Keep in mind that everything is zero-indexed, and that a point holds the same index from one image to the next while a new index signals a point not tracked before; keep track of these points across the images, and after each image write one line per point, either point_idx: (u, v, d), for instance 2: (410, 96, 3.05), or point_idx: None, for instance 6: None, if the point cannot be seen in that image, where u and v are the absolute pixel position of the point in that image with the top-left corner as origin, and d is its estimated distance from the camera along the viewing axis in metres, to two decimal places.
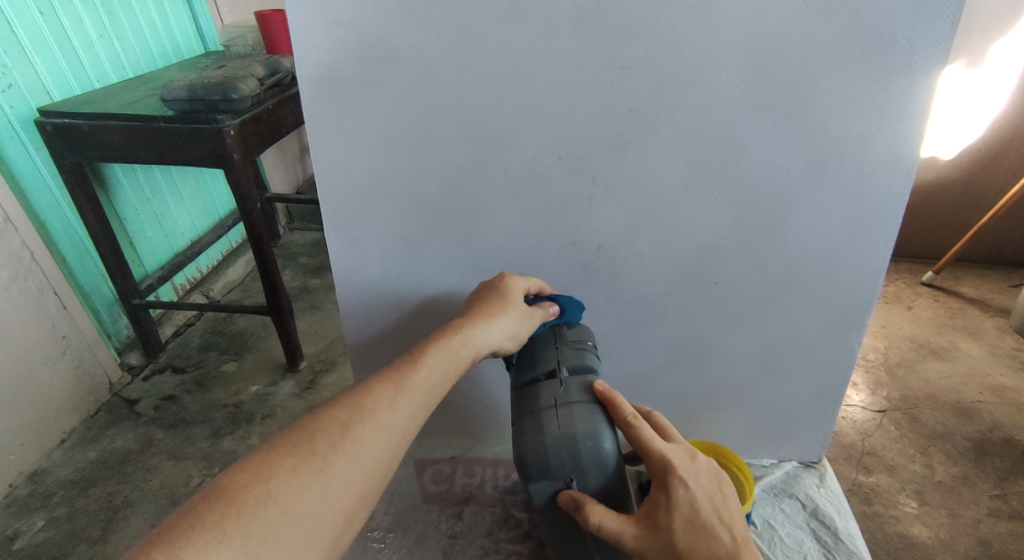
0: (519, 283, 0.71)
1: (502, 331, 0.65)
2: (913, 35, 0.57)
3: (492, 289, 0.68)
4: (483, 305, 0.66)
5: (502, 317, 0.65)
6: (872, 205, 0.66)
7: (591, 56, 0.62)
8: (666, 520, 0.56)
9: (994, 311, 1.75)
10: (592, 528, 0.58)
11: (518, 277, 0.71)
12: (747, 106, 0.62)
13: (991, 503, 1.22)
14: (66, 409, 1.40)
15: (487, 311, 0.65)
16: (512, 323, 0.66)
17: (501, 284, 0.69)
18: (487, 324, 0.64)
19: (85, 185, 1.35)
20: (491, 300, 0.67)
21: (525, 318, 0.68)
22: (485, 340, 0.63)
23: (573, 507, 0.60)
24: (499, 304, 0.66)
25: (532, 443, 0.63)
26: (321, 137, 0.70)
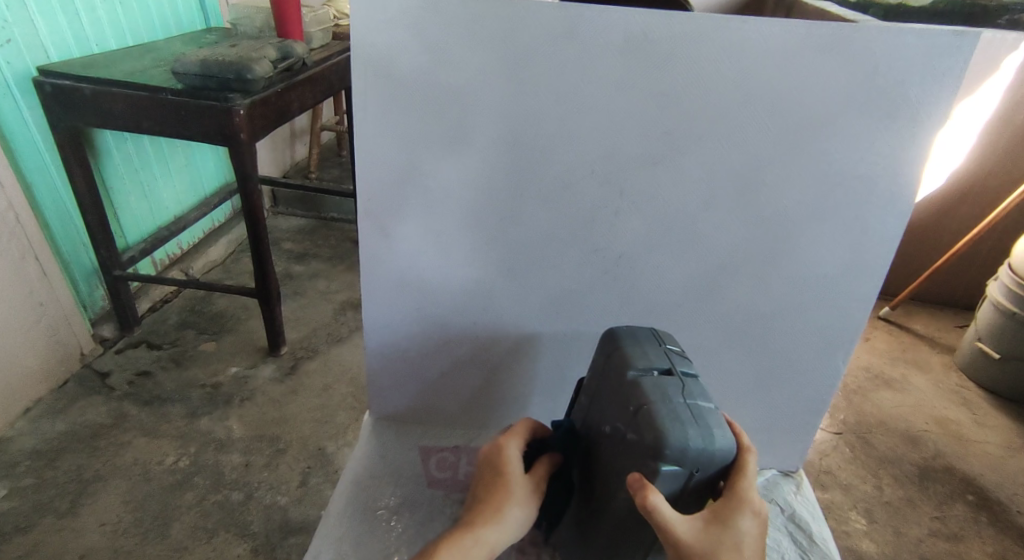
0: (517, 447, 0.69)
1: (516, 519, 0.65)
2: (920, 92, 0.64)
3: (493, 471, 0.67)
4: (488, 496, 0.65)
5: (513, 507, 0.65)
6: (870, 239, 0.72)
7: (633, 80, 0.66)
8: (717, 542, 0.57)
9: (941, 348, 1.92)
10: (648, 513, 0.55)
11: (512, 441, 0.69)
12: (771, 141, 0.68)
13: (932, 524, 1.36)
14: (34, 378, 1.37)
15: (491, 505, 0.64)
16: (520, 505, 0.65)
17: (501, 464, 0.67)
18: (499, 521, 0.63)
19: (79, 150, 1.32)
20: (492, 487, 0.66)
21: (533, 491, 0.67)
22: (498, 536, 0.63)
23: (637, 493, 0.56)
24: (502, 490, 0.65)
25: (659, 430, 0.56)
26: (365, 128, 0.72)
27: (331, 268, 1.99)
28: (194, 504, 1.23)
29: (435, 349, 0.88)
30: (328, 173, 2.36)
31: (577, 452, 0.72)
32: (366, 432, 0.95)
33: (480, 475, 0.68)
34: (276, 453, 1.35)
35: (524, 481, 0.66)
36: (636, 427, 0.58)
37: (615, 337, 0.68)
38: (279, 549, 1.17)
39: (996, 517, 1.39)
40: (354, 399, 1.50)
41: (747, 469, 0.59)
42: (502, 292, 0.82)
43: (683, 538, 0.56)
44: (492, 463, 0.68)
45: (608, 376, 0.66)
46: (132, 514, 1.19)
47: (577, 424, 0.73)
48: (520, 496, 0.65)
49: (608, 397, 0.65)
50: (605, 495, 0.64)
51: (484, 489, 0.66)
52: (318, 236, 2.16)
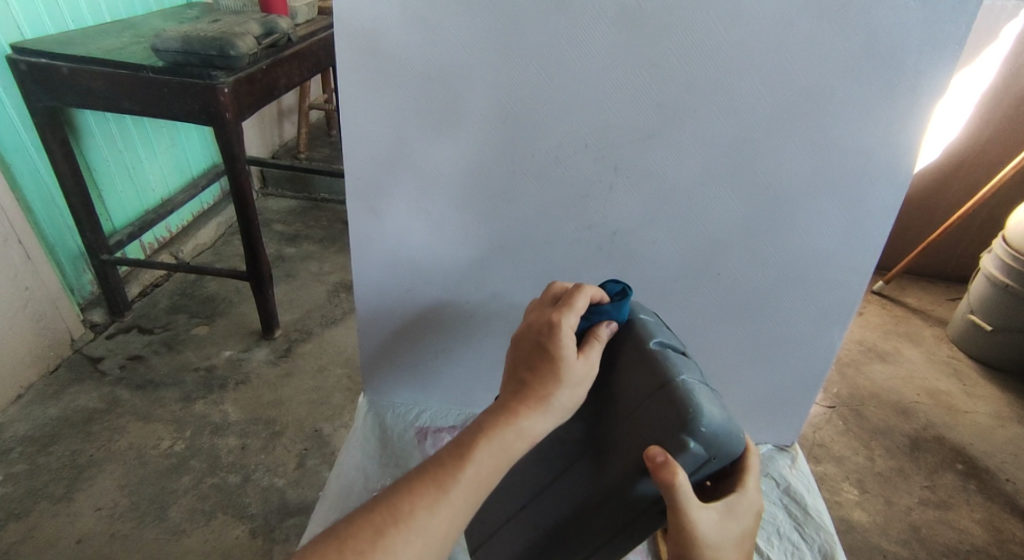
0: (572, 324, 0.60)
1: (563, 405, 0.59)
2: (921, 60, 0.61)
3: (543, 352, 0.59)
4: (536, 380, 0.58)
5: (560, 392, 0.58)
6: (868, 213, 0.70)
7: (625, 50, 0.64)
8: (726, 533, 0.56)
9: (933, 321, 1.93)
10: (674, 491, 0.52)
11: (569, 317, 0.60)
12: (767, 113, 0.65)
13: (922, 493, 1.38)
14: (23, 364, 1.36)
15: (540, 391, 0.58)
16: (569, 389, 0.59)
17: (550, 340, 0.59)
18: (543, 409, 0.57)
19: (58, 130, 1.29)
20: (542, 370, 0.58)
21: (586, 374, 0.60)
22: (541, 424, 0.57)
23: (656, 461, 0.54)
24: (552, 373, 0.58)
25: (693, 407, 0.56)
26: (352, 103, 0.70)
27: (323, 249, 1.97)
28: (191, 488, 1.23)
29: (429, 329, 0.88)
30: (318, 153, 2.32)
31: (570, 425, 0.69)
32: (363, 414, 0.95)
33: (529, 351, 0.60)
34: (273, 436, 1.34)
35: (579, 364, 0.59)
36: (665, 399, 0.58)
37: (629, 313, 0.68)
38: (277, 530, 1.17)
39: (985, 485, 1.41)
40: (349, 381, 1.50)
41: (747, 468, 0.59)
42: (496, 271, 0.81)
43: (692, 521, 0.54)
44: (544, 339, 0.59)
45: (621, 353, 0.66)
46: (128, 498, 1.19)
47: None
48: (570, 378, 0.58)
49: (623, 371, 0.65)
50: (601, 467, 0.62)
51: (530, 368, 0.59)
52: (310, 217, 2.14)
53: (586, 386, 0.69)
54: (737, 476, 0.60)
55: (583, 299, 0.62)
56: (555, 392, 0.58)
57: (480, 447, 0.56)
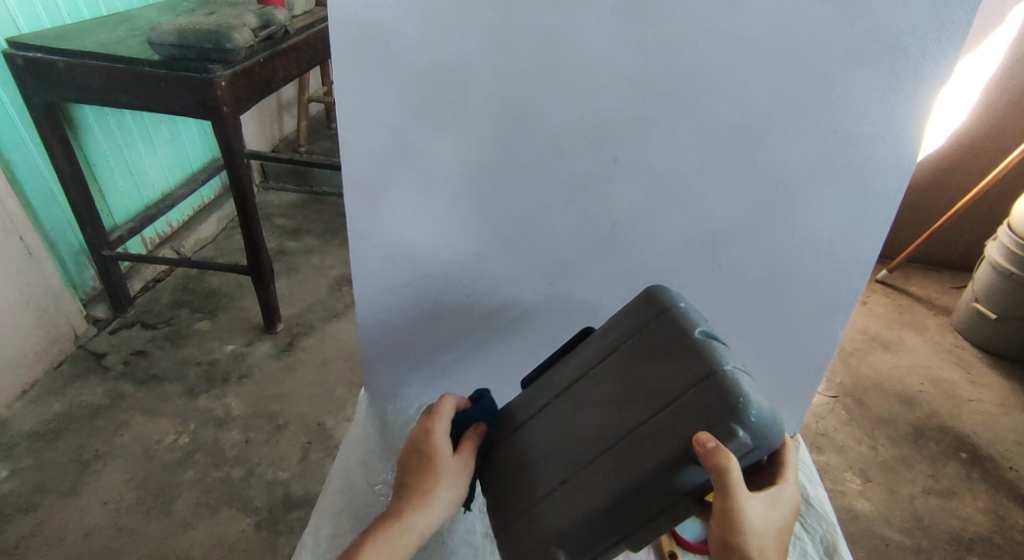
0: (442, 429, 0.71)
1: (443, 501, 0.68)
2: (926, 44, 0.60)
3: (419, 457, 0.69)
4: (416, 480, 0.68)
5: (439, 489, 0.68)
6: (870, 201, 0.70)
7: (623, 38, 0.63)
8: (761, 525, 0.57)
9: (938, 309, 1.92)
10: (727, 477, 0.52)
11: (439, 424, 0.71)
12: (768, 100, 0.65)
13: (925, 482, 1.38)
14: (27, 360, 1.37)
15: (420, 488, 0.68)
16: (446, 485, 0.69)
17: (425, 445, 0.70)
18: (423, 507, 0.67)
19: (56, 126, 1.28)
20: (420, 471, 0.69)
21: (459, 471, 0.70)
22: (423, 520, 0.67)
23: (708, 448, 0.53)
24: (429, 474, 0.68)
25: (742, 396, 0.56)
26: (349, 95, 0.69)
27: (325, 243, 1.97)
28: (196, 481, 1.23)
29: (429, 322, 0.88)
30: (318, 146, 2.32)
31: (591, 414, 0.66)
32: (365, 407, 0.95)
33: (408, 458, 0.71)
34: (276, 430, 1.35)
35: (454, 463, 0.70)
36: (712, 389, 0.57)
37: (662, 299, 0.66)
38: (282, 523, 1.18)
39: (989, 474, 1.41)
40: (352, 374, 1.50)
41: (785, 463, 0.62)
42: (495, 263, 0.81)
43: (739, 507, 0.54)
44: (421, 446, 0.70)
45: (656, 340, 0.64)
46: (134, 491, 1.20)
47: (596, 384, 0.68)
48: (447, 475, 0.69)
49: (660, 359, 0.63)
50: (634, 455, 0.59)
51: (410, 472, 0.70)
52: (311, 210, 2.14)
53: (613, 373, 0.66)
54: (774, 471, 0.62)
55: (448, 408, 0.74)
56: (435, 490, 0.68)
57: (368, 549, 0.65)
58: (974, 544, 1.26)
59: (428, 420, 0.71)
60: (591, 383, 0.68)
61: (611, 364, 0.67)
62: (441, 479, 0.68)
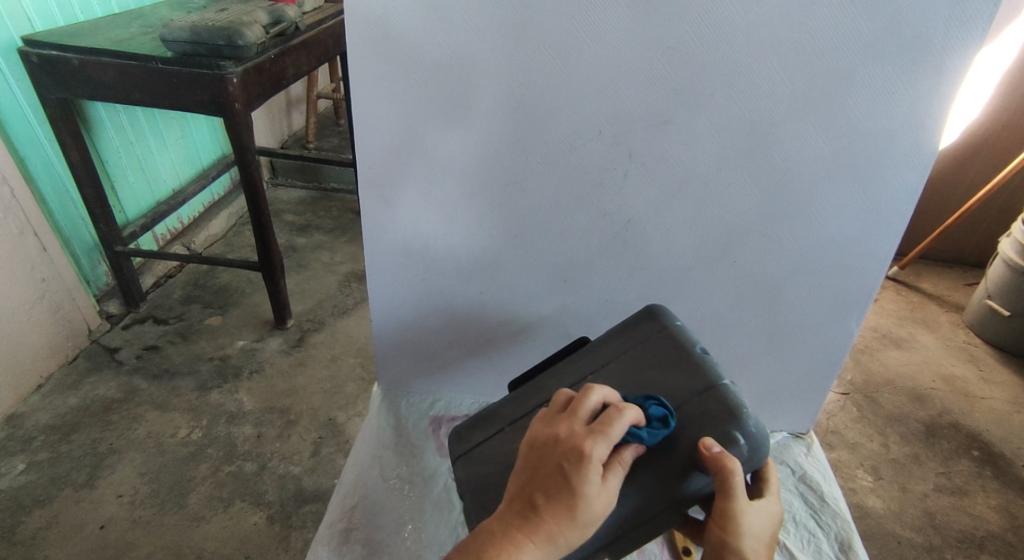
0: (600, 456, 0.53)
1: (567, 546, 0.52)
2: (946, 39, 0.59)
3: (561, 483, 0.52)
4: (548, 513, 0.51)
5: (568, 534, 0.52)
6: (887, 197, 0.69)
7: (640, 34, 0.62)
8: (762, 537, 0.58)
9: (949, 306, 1.91)
10: (732, 477, 0.55)
11: (599, 449, 0.53)
12: (785, 96, 0.64)
13: (937, 479, 1.37)
14: (43, 354, 1.38)
15: (550, 527, 0.51)
16: (580, 530, 0.52)
17: (574, 470, 0.52)
18: (547, 548, 0.52)
19: (71, 122, 1.29)
20: (557, 503, 0.51)
21: (601, 513, 0.53)
22: None
23: (715, 451, 0.57)
24: (565, 512, 0.51)
25: (741, 407, 0.62)
26: (364, 92, 0.69)
27: (334, 239, 1.97)
28: (209, 475, 1.24)
29: (442, 319, 0.88)
30: (327, 142, 2.32)
31: None
32: (378, 402, 0.96)
33: (546, 475, 0.53)
34: (287, 425, 1.36)
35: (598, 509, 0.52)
36: (714, 399, 0.63)
37: (663, 316, 0.72)
38: (294, 517, 1.19)
39: (1001, 472, 1.40)
40: (362, 370, 1.51)
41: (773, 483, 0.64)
42: (508, 260, 0.81)
43: (739, 515, 0.56)
44: (566, 469, 0.52)
45: (657, 354, 0.70)
46: (148, 485, 1.21)
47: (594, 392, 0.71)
48: (585, 521, 0.52)
49: (661, 371, 0.68)
50: (636, 456, 0.62)
51: (544, 495, 0.52)
52: (320, 207, 2.14)
53: (610, 382, 0.70)
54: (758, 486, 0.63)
55: (619, 428, 0.54)
56: (562, 534, 0.51)
57: None
58: (987, 542, 1.26)
59: (587, 438, 0.53)
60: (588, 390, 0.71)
61: (608, 374, 0.71)
62: (579, 525, 0.51)
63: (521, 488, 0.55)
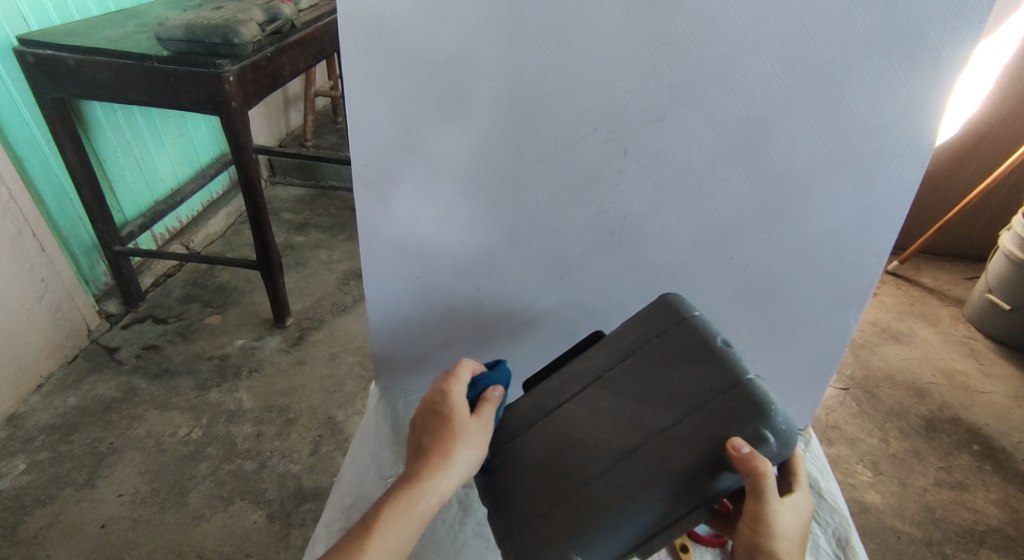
0: (460, 391, 0.68)
1: (462, 464, 0.63)
2: (943, 31, 0.59)
3: (437, 416, 0.65)
4: (433, 442, 0.63)
5: (459, 450, 0.63)
6: (885, 192, 0.69)
7: (634, 30, 0.62)
8: (791, 531, 0.60)
9: (950, 301, 1.91)
10: (763, 480, 0.56)
11: (457, 386, 0.68)
12: (781, 91, 0.64)
13: (937, 474, 1.37)
14: (43, 354, 1.38)
15: (440, 446, 0.63)
16: (467, 445, 0.64)
17: (444, 404, 0.66)
18: (444, 466, 0.62)
19: (67, 122, 1.29)
20: (438, 429, 0.64)
21: (480, 431, 0.65)
22: (445, 481, 0.62)
23: (743, 453, 0.57)
24: (449, 435, 0.63)
25: (770, 403, 0.60)
26: (358, 90, 0.69)
27: (333, 237, 1.97)
28: (209, 474, 1.25)
29: (439, 318, 0.88)
30: (325, 141, 2.32)
31: (608, 417, 0.67)
32: (375, 401, 0.96)
33: (426, 421, 0.66)
34: (287, 423, 1.36)
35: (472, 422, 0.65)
36: (739, 396, 0.61)
37: (681, 307, 0.69)
38: (294, 515, 1.19)
39: (1002, 466, 1.40)
40: (361, 368, 1.51)
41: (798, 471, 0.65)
42: (505, 258, 0.80)
43: (771, 513, 0.57)
44: (437, 407, 0.66)
45: (678, 347, 0.67)
46: (149, 484, 1.21)
47: (615, 388, 0.69)
48: (464, 432, 0.64)
49: (684, 365, 0.66)
50: (662, 457, 0.61)
51: (429, 433, 0.64)
52: (318, 205, 2.14)
53: (631, 378, 0.69)
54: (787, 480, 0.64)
55: (468, 371, 0.71)
56: (454, 451, 0.63)
57: (387, 515, 0.60)
58: (987, 536, 1.25)
59: (445, 382, 0.69)
60: (610, 386, 0.70)
61: (629, 369, 0.70)
62: (463, 439, 0.63)
63: (413, 442, 0.67)
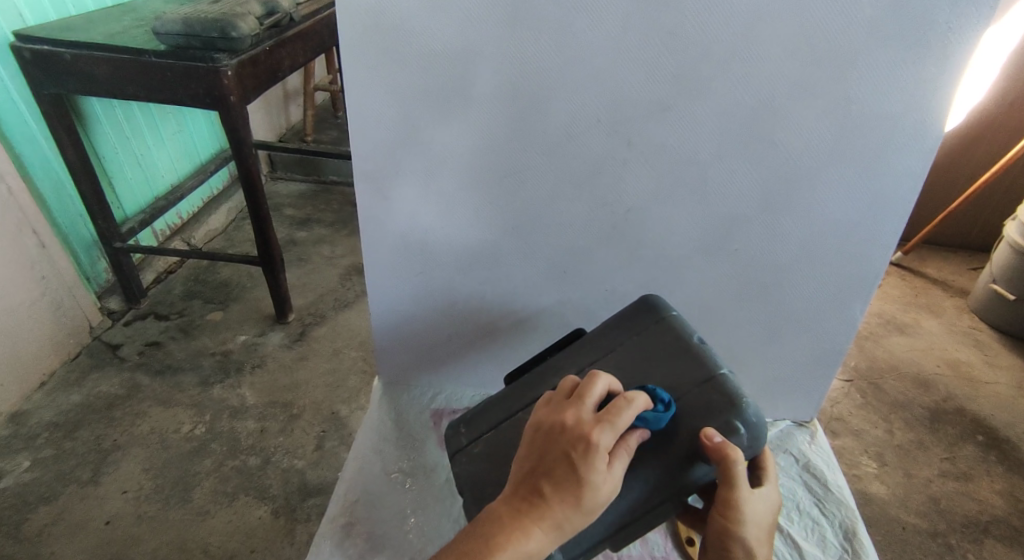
0: (606, 443, 0.53)
1: (570, 531, 0.53)
2: (951, 17, 0.58)
3: (568, 469, 0.52)
4: (553, 500, 0.52)
5: (574, 520, 0.53)
6: (892, 181, 0.68)
7: (637, 19, 0.61)
8: (760, 522, 0.60)
9: (954, 291, 1.90)
10: (733, 467, 0.56)
11: (606, 436, 0.53)
12: (786, 80, 0.63)
13: (942, 465, 1.37)
14: (45, 352, 1.38)
15: (557, 514, 0.52)
16: (586, 514, 0.53)
17: (580, 457, 0.52)
18: (553, 535, 0.52)
19: (65, 118, 1.28)
20: (564, 491, 0.52)
21: (605, 496, 0.54)
22: (545, 547, 0.53)
23: (715, 441, 0.58)
24: (573, 501, 0.52)
25: (741, 397, 0.62)
26: (357, 82, 0.68)
27: (335, 233, 1.97)
28: (213, 470, 1.25)
29: (441, 312, 0.88)
30: (326, 135, 2.31)
31: None
32: (378, 396, 0.96)
33: (551, 460, 0.54)
34: (290, 419, 1.36)
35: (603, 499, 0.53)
36: (714, 390, 0.63)
37: (663, 307, 0.71)
38: (299, 511, 1.19)
39: (1007, 456, 1.39)
40: (364, 363, 1.51)
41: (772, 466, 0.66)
42: (507, 251, 0.80)
43: (740, 502, 0.57)
44: (573, 456, 0.53)
45: (659, 344, 0.69)
46: (153, 480, 1.21)
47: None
48: (590, 507, 0.52)
49: (660, 361, 0.68)
50: (638, 446, 0.62)
51: (550, 483, 0.53)
52: (319, 200, 2.13)
53: (608, 370, 0.70)
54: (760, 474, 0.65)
55: (627, 414, 0.55)
56: (568, 520, 0.52)
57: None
58: (992, 527, 1.25)
59: (593, 426, 0.53)
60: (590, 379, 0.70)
61: (609, 363, 0.70)
62: (586, 512, 0.52)
63: (527, 471, 0.55)
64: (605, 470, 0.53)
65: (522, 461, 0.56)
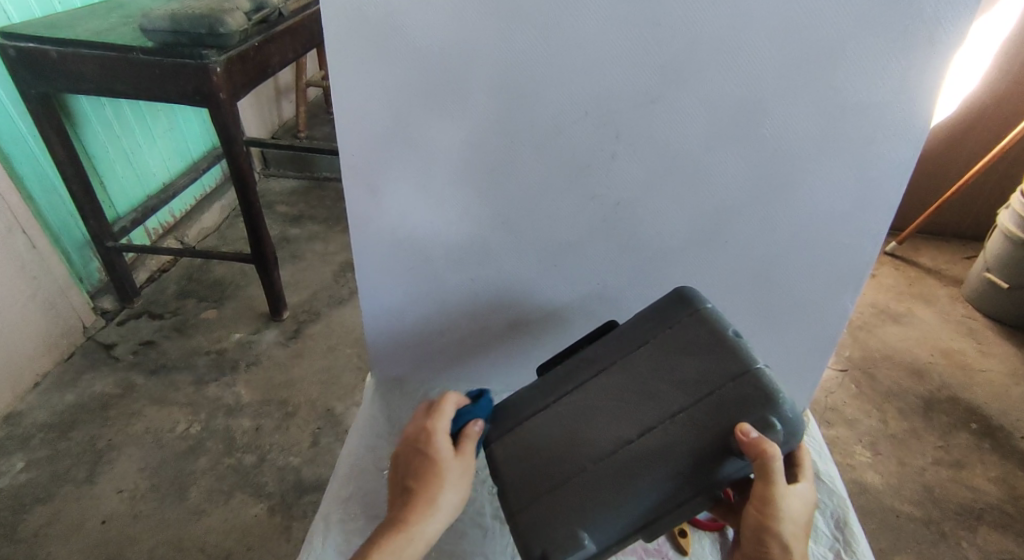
0: (444, 429, 0.66)
1: (447, 506, 0.63)
2: (938, 5, 0.58)
3: (421, 459, 0.64)
4: (421, 486, 0.62)
5: (444, 494, 0.63)
6: (881, 170, 0.68)
7: (623, 10, 0.61)
8: (797, 520, 0.60)
9: (948, 280, 1.91)
10: (772, 464, 0.56)
11: (442, 422, 0.66)
12: (774, 71, 0.63)
13: (936, 453, 1.38)
14: (38, 352, 1.38)
15: (427, 496, 0.62)
16: (452, 487, 0.63)
17: (427, 446, 0.64)
18: (431, 513, 0.62)
19: (53, 117, 1.27)
20: (426, 476, 0.63)
21: (465, 470, 0.65)
22: (431, 526, 0.62)
23: (753, 438, 0.57)
24: (436, 479, 0.63)
25: (777, 391, 0.61)
26: (342, 78, 0.67)
27: (328, 229, 1.96)
28: (209, 468, 1.25)
29: (433, 308, 0.88)
30: (318, 131, 2.30)
31: (612, 400, 0.67)
32: (371, 392, 0.96)
33: (410, 461, 0.65)
34: (286, 416, 1.36)
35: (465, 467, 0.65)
36: (750, 384, 0.62)
37: (697, 299, 0.69)
38: (295, 507, 1.19)
39: (1000, 444, 1.40)
40: (359, 359, 1.50)
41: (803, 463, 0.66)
42: (497, 246, 0.80)
43: (778, 498, 0.58)
44: (422, 449, 0.64)
45: (693, 338, 0.66)
46: (149, 479, 1.21)
47: (623, 373, 0.68)
48: (450, 479, 0.63)
49: (694, 353, 0.66)
50: (673, 441, 0.62)
51: (414, 477, 0.63)
52: (313, 197, 2.13)
53: (640, 364, 0.67)
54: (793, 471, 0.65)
55: (452, 404, 0.69)
56: (439, 496, 0.62)
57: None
58: (985, 514, 1.26)
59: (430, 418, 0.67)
60: (621, 370, 0.68)
61: (640, 357, 0.68)
62: (448, 482, 0.63)
63: (397, 483, 0.65)
64: (452, 448, 0.65)
65: (392, 480, 0.66)
